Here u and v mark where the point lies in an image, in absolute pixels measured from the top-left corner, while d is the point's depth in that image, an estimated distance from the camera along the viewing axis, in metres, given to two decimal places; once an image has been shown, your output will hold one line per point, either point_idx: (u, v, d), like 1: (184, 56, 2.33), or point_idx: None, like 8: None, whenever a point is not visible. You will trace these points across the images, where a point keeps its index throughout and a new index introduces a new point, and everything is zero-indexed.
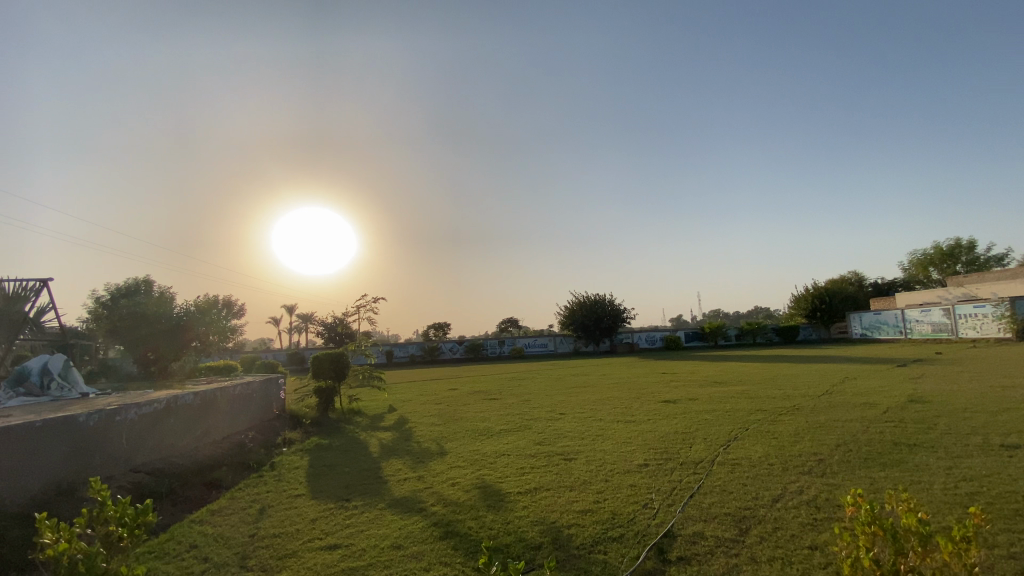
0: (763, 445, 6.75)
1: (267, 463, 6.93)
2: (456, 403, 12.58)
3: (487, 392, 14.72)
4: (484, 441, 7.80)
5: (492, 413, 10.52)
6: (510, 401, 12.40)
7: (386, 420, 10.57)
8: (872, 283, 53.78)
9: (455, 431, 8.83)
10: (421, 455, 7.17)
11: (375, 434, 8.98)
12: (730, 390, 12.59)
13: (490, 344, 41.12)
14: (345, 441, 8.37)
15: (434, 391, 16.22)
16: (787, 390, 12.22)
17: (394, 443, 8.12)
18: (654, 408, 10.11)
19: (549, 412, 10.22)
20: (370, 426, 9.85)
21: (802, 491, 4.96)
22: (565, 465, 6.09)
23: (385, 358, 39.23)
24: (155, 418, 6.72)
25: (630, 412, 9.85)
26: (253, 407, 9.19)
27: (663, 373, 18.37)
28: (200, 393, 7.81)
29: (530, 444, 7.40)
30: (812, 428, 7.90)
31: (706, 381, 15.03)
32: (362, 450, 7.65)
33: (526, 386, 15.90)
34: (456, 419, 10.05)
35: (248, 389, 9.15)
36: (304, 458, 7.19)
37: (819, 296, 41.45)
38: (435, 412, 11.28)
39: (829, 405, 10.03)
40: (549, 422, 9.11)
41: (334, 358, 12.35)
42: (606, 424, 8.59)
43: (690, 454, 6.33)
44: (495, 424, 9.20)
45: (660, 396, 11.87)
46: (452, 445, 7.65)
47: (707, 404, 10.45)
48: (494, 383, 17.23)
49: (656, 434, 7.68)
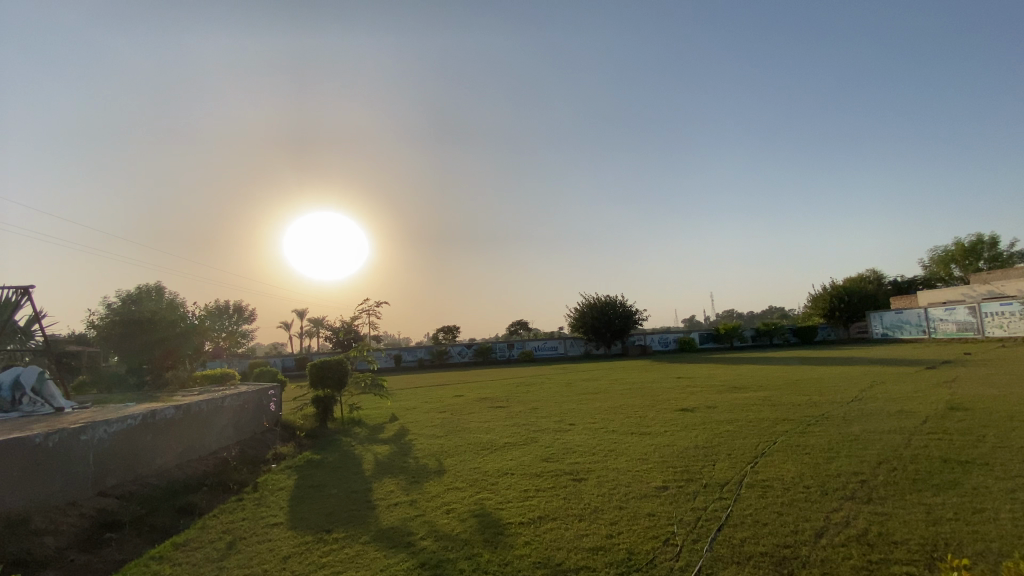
0: (796, 463, 6.05)
1: (250, 483, 6.42)
2: (461, 411, 11.98)
3: (494, 399, 14.12)
4: (486, 457, 7.19)
5: (498, 423, 9.90)
6: (517, 409, 11.78)
7: (386, 431, 10.02)
8: (892, 282, 52.29)
9: (456, 444, 8.25)
10: (418, 474, 6.58)
11: (371, 448, 8.41)
12: (751, 397, 11.85)
13: (500, 348, 40.54)
14: (339, 457, 7.82)
15: (440, 397, 15.67)
16: (813, 396, 11.44)
17: (390, 458, 7.54)
18: (671, 418, 9.44)
19: (558, 423, 9.59)
20: (368, 438, 9.31)
21: (849, 523, 4.29)
22: (574, 488, 5.46)
23: (394, 362, 38.80)
24: (128, 435, 6.24)
25: (645, 422, 9.17)
26: (242, 419, 8.70)
27: (678, 377, 17.62)
28: (183, 407, 7.34)
29: (536, 461, 6.77)
30: (848, 442, 7.17)
31: (725, 386, 14.26)
32: (356, 467, 7.08)
33: (535, 392, 15.27)
34: (459, 430, 9.46)
35: (237, 401, 8.67)
36: (292, 477, 6.64)
37: (837, 295, 40.25)
38: (438, 422, 10.71)
39: (862, 413, 9.27)
40: (558, 435, 8.47)
41: (334, 365, 11.82)
42: (619, 437, 7.94)
43: (714, 476, 5.67)
44: (500, 436, 8.59)
45: (678, 405, 11.17)
46: (451, 461, 7.05)
47: (728, 413, 9.75)
48: (502, 390, 16.62)
49: (674, 449, 7.02)
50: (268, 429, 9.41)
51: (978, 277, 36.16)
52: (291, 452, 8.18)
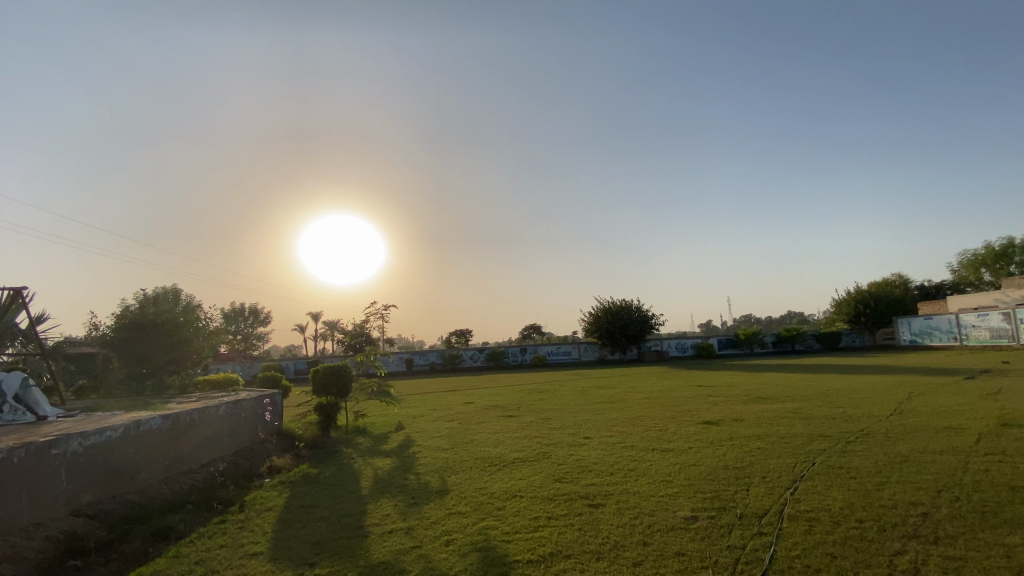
0: (841, 491, 5.37)
1: (237, 501, 5.95)
2: (469, 421, 11.41)
3: (504, 407, 13.53)
4: (493, 475, 6.60)
5: (507, 435, 9.32)
6: (528, 419, 11.17)
7: (390, 442, 9.50)
8: (919, 286, 50.46)
9: (462, 458, 7.69)
10: (418, 494, 6.01)
11: (372, 462, 7.87)
12: (779, 409, 11.08)
13: (512, 352, 39.97)
14: (337, 472, 7.30)
15: (449, 404, 15.15)
16: (847, 409, 10.64)
17: (390, 475, 6.99)
18: (694, 433, 8.75)
19: (571, 436, 8.95)
20: (369, 450, 8.80)
21: (919, 571, 3.62)
22: (589, 517, 4.85)
23: (406, 366, 38.47)
24: (107, 449, 5.79)
25: (666, 438, 8.48)
26: (237, 429, 8.26)
27: (698, 386, 16.84)
28: (171, 416, 6.90)
29: (548, 482, 6.15)
30: (896, 464, 6.43)
31: (749, 396, 13.46)
32: (353, 485, 6.54)
33: (548, 400, 14.66)
34: (466, 442, 8.89)
35: (233, 409, 8.23)
36: (282, 495, 6.14)
37: (862, 300, 38.84)
38: (445, 432, 10.14)
39: (905, 430, 8.48)
40: (571, 450, 7.86)
41: (337, 371, 11.31)
42: (639, 454, 7.30)
43: (748, 504, 5.01)
44: (509, 450, 8.01)
45: (700, 417, 10.45)
46: (454, 480, 6.47)
47: (755, 428, 9.03)
48: (513, 397, 16.02)
49: (700, 470, 6.37)
50: (265, 439, 8.96)
51: (1013, 281, 34.50)
52: (286, 465, 7.69)
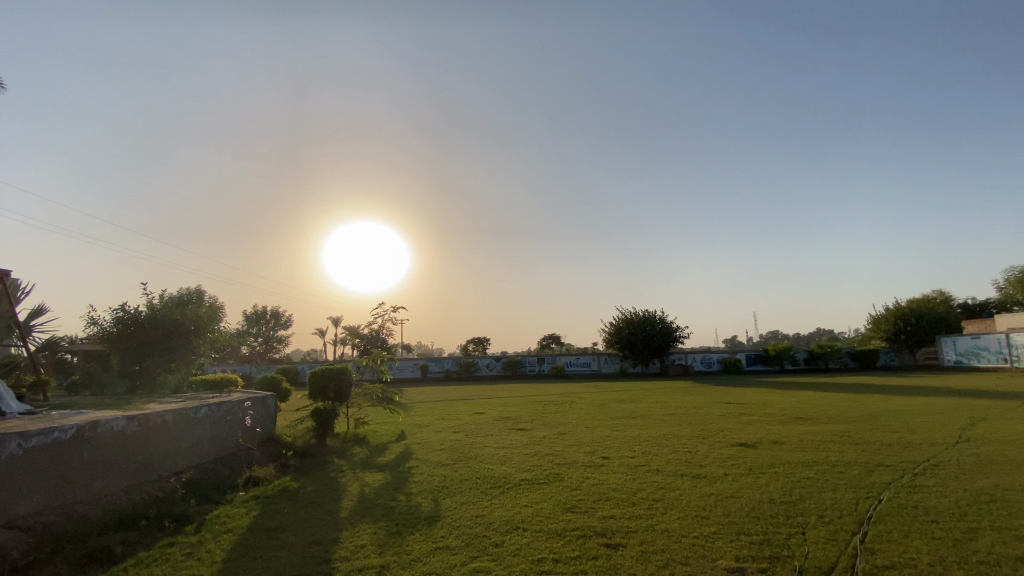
0: (926, 542, 4.26)
1: (196, 519, 5.21)
2: (477, 433, 10.49)
3: (517, 419, 12.58)
4: (494, 500, 5.66)
5: (516, 451, 8.38)
6: (540, 433, 10.20)
7: (387, 453, 8.66)
8: (962, 304, 47.62)
9: (462, 477, 6.77)
10: (404, 520, 5.11)
11: (362, 476, 7.02)
12: (824, 432, 9.83)
13: (530, 362, 38.96)
14: (319, 487, 6.48)
15: (459, 414, 14.24)
16: (904, 435, 9.33)
17: (378, 493, 6.12)
18: (728, 458, 7.65)
19: (588, 455, 7.95)
20: (363, 463, 7.97)
21: None
22: (605, 563, 3.88)
23: (421, 373, 37.80)
24: (56, 453, 5.04)
25: (696, 462, 7.41)
26: (220, 433, 7.56)
27: (728, 404, 15.55)
28: (140, 417, 6.17)
29: (557, 512, 5.19)
30: (986, 506, 5.24)
31: (786, 417, 12.21)
32: (333, 504, 5.69)
33: (564, 414, 13.64)
34: (470, 457, 7.98)
35: (215, 412, 7.53)
36: (250, 515, 5.33)
37: (902, 316, 36.61)
38: (449, 444, 9.25)
39: (982, 462, 7.21)
40: (587, 473, 6.86)
41: (336, 374, 10.61)
42: (666, 482, 6.26)
43: (809, 556, 3.96)
44: (516, 470, 7.06)
45: (735, 439, 9.30)
46: (448, 504, 5.56)
47: (800, 453, 7.89)
48: (527, 408, 15.06)
49: (740, 504, 5.33)
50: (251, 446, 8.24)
51: None
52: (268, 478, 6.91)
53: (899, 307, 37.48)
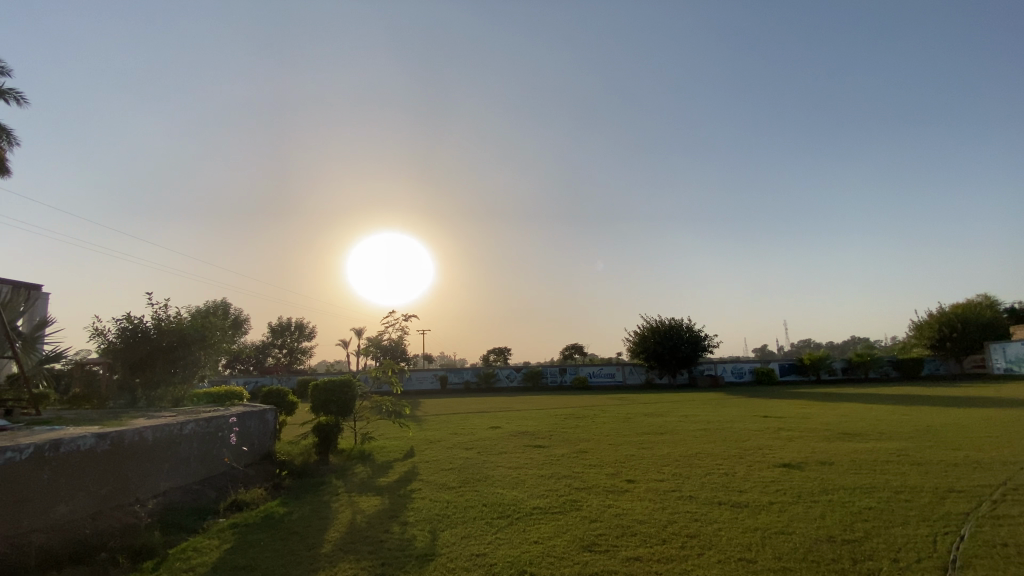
0: None
1: (158, 562, 4.63)
2: (490, 450, 9.73)
3: (534, 434, 11.78)
4: (499, 534, 4.89)
5: (530, 472, 7.58)
6: (558, 451, 9.38)
7: (391, 473, 7.99)
8: (1011, 308, 44.75)
9: (467, 504, 6.02)
10: (392, 558, 4.38)
11: (357, 501, 6.33)
12: (878, 450, 8.73)
13: (552, 373, 37.97)
14: (307, 513, 5.83)
15: (474, 428, 13.51)
16: (974, 453, 8.18)
17: (371, 523, 5.42)
18: (771, 483, 6.69)
19: (611, 478, 7.09)
20: (362, 484, 7.31)
21: None
22: None
23: (440, 385, 37.22)
24: (10, 475, 4.46)
25: (735, 488, 6.48)
26: (207, 451, 6.96)
27: (763, 417, 14.40)
28: (116, 436, 5.61)
29: (571, 552, 4.40)
30: None
31: (831, 433, 11.06)
32: (316, 535, 5.02)
33: (586, 429, 12.76)
34: (478, 479, 7.23)
35: (202, 429, 6.96)
36: (220, 553, 4.69)
37: (947, 322, 34.35)
38: (458, 463, 8.50)
39: None
40: (609, 500, 6.03)
41: (338, 386, 10.06)
42: (701, 514, 5.38)
43: None
44: (527, 495, 6.28)
45: (777, 459, 8.28)
46: (446, 538, 4.81)
47: (855, 476, 6.88)
48: (546, 422, 14.19)
49: (793, 544, 4.42)
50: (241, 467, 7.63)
51: None
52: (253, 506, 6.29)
53: (943, 312, 35.22)
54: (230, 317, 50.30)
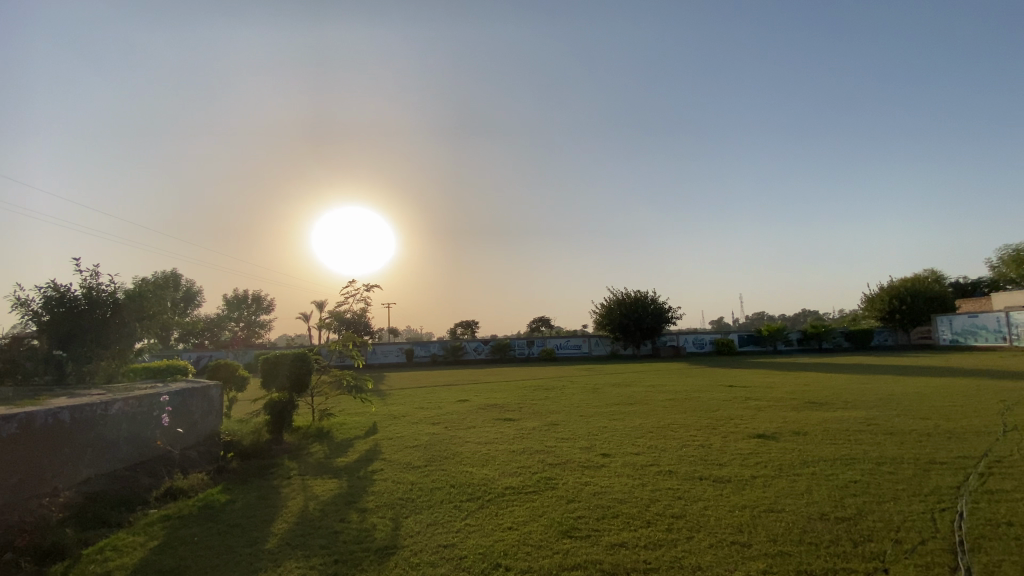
0: None
1: (68, 567, 3.92)
2: (458, 425, 9.27)
3: (503, 407, 11.39)
4: (469, 520, 4.42)
5: (500, 447, 7.14)
6: (529, 424, 8.98)
7: (351, 452, 7.41)
8: (953, 283, 47.45)
9: (434, 485, 5.51)
10: (347, 554, 3.83)
11: (310, 485, 5.71)
12: (847, 420, 8.77)
13: (519, 345, 37.87)
14: (251, 502, 5.20)
15: (440, 402, 13.02)
16: (940, 422, 8.32)
17: (324, 511, 4.83)
18: (750, 455, 6.50)
19: (585, 453, 6.73)
20: (319, 465, 6.71)
21: None
22: None
23: (406, 358, 36.47)
24: None
25: (714, 461, 6.23)
26: (138, 434, 6.17)
27: (730, 387, 14.53)
28: (23, 418, 4.76)
29: (551, 540, 3.97)
30: None
31: (799, 402, 11.14)
32: (260, 527, 4.41)
33: (556, 400, 12.47)
34: (446, 457, 6.74)
35: (132, 409, 6.14)
36: (143, 553, 4.01)
37: (897, 295, 35.92)
38: (424, 439, 7.98)
39: None
40: (586, 477, 5.65)
41: (291, 360, 9.30)
42: (684, 491, 5.07)
43: None
44: (499, 474, 5.83)
45: (751, 430, 8.14)
46: (411, 527, 4.30)
47: (831, 447, 6.78)
48: (515, 395, 13.84)
49: (786, 525, 4.12)
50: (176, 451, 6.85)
51: None
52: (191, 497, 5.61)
53: (894, 285, 36.76)
54: (181, 288, 47.61)
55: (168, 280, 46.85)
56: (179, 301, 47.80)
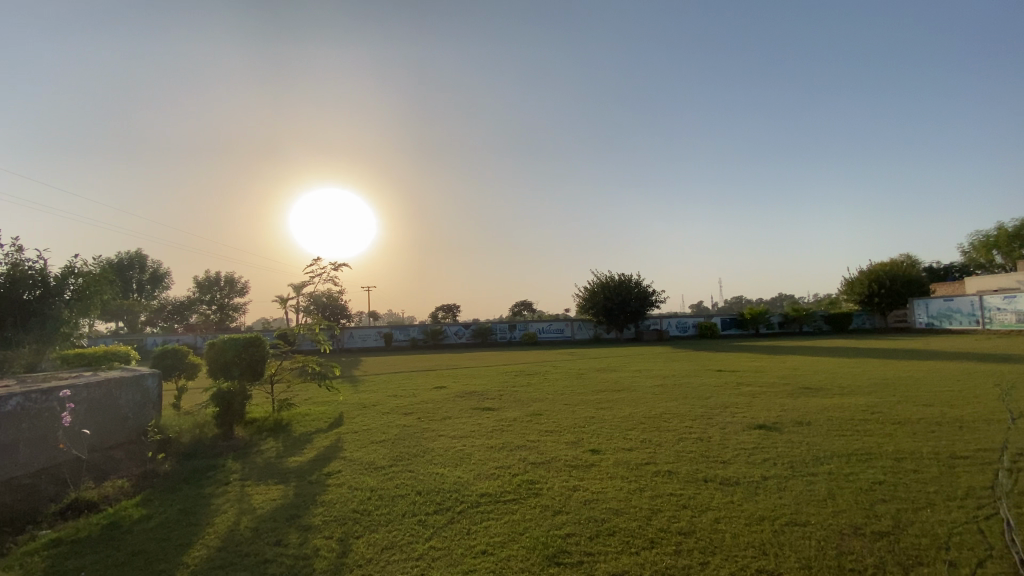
0: None
1: None
2: (432, 415, 8.43)
3: (482, 395, 10.59)
4: (434, 542, 3.61)
5: (476, 443, 6.34)
6: (510, 415, 8.20)
7: (307, 450, 6.53)
8: (928, 268, 48.31)
9: (395, 492, 4.67)
10: None
11: (249, 495, 4.83)
12: (849, 407, 8.20)
13: (501, 330, 37.21)
14: (171, 522, 4.31)
15: (416, 389, 12.18)
16: (948, 409, 7.78)
17: (258, 531, 3.96)
18: (755, 450, 5.82)
19: (572, 449, 5.97)
20: (266, 466, 5.82)
21: None
22: None
23: (384, 342, 35.43)
24: None
25: (717, 459, 5.53)
26: (43, 435, 5.22)
27: (719, 371, 14.02)
28: None
29: (535, 569, 3.19)
30: None
31: (793, 388, 10.60)
32: (171, 556, 3.54)
33: (538, 387, 11.72)
34: (413, 455, 5.90)
35: (35, 405, 5.18)
36: None
37: (877, 279, 36.08)
38: (393, 433, 7.14)
39: None
40: (574, 479, 4.90)
41: (242, 345, 8.32)
42: (688, 498, 4.33)
43: None
44: (472, 476, 5.02)
45: (750, 420, 7.48)
46: (361, 552, 3.48)
47: (840, 440, 6.17)
48: (496, 381, 13.07)
49: (817, 546, 3.41)
50: (96, 453, 5.91)
51: None
52: (101, 514, 4.68)
53: (874, 268, 36.94)
54: (148, 270, 45.66)
55: (133, 261, 44.75)
56: (145, 284, 45.80)
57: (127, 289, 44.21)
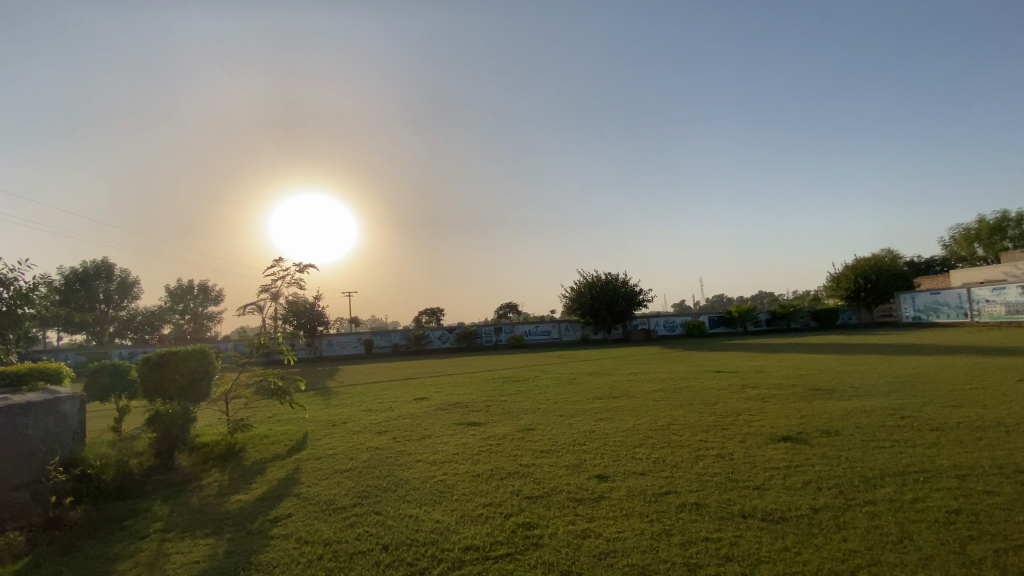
0: None
1: None
2: (408, 434, 7.39)
3: (467, 407, 9.58)
4: None
5: (459, 470, 5.34)
6: (499, 431, 7.20)
7: (256, 484, 5.45)
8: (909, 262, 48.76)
9: (354, 548, 3.63)
10: None
11: (168, 555, 3.75)
12: (874, 411, 7.42)
13: (487, 333, 36.18)
14: None
15: (394, 401, 11.10)
16: (984, 410, 7.03)
17: None
18: (790, 470, 4.93)
19: (574, 475, 5.02)
20: (201, 509, 4.74)
21: None
22: None
23: (366, 349, 34.07)
24: None
25: (748, 483, 4.62)
26: None
27: (718, 373, 13.22)
28: None
29: None
30: None
31: (803, 389, 9.81)
32: None
33: (529, 396, 10.74)
34: (382, 489, 4.88)
35: None
36: None
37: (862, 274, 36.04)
38: (362, 458, 6.11)
39: None
40: (581, 519, 3.94)
41: (182, 360, 7.14)
42: (729, 545, 3.40)
43: None
44: (455, 519, 4.02)
45: (770, 430, 6.62)
46: None
47: (882, 453, 5.33)
48: (482, 390, 12.08)
49: None
50: None
51: None
52: None
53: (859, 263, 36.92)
54: (114, 280, 43.40)
55: (100, 270, 42.56)
56: (112, 294, 43.54)
57: (92, 300, 41.89)
